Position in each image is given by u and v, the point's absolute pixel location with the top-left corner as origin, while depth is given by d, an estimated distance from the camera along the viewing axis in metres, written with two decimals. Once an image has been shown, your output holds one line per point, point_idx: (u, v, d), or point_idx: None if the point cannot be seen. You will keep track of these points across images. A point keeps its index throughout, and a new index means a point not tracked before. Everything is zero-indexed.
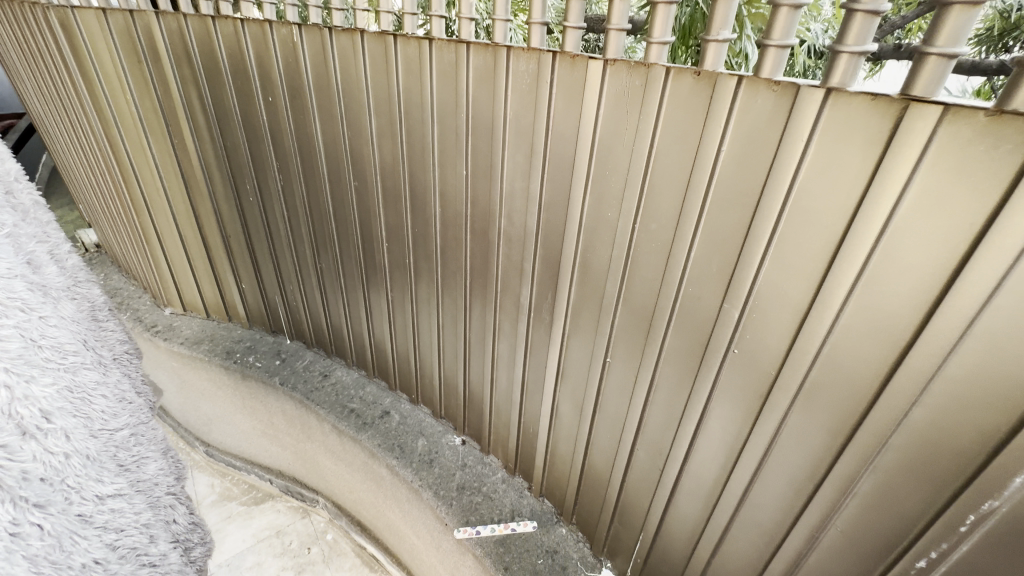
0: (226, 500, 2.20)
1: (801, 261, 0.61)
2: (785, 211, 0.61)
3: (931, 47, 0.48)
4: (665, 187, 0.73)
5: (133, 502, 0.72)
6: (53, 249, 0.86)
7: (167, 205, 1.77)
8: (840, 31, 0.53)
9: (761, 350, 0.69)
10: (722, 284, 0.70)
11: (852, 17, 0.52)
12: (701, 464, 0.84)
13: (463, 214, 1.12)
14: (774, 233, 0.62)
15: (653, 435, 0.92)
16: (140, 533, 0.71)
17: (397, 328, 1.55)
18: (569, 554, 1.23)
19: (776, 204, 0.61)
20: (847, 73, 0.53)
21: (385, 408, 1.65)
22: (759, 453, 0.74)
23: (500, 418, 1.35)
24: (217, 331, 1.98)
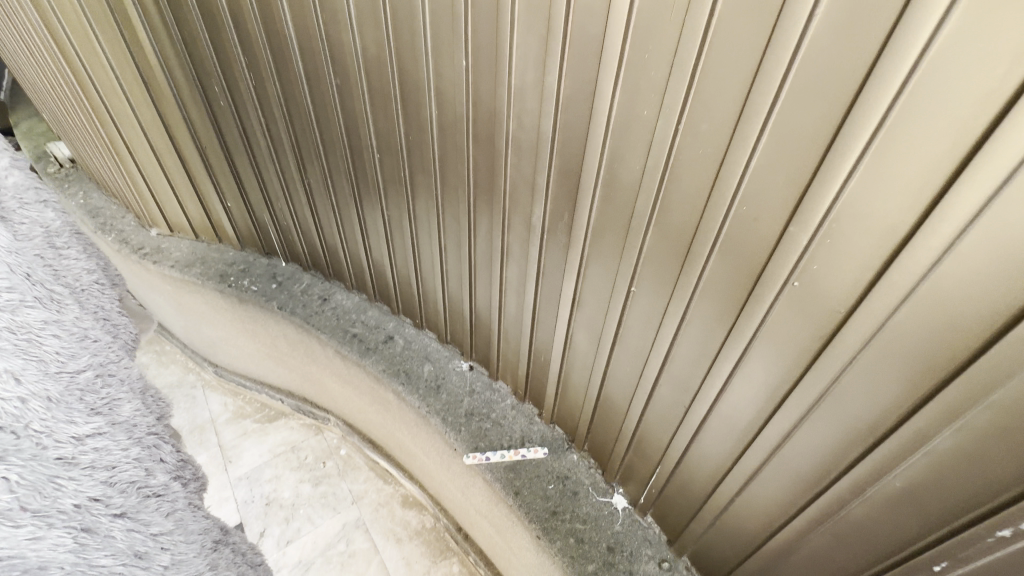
0: (240, 418, 2.23)
1: (913, 167, 0.46)
2: (898, 103, 0.45)
3: None
4: (726, 72, 0.56)
5: (119, 438, 0.64)
6: None
7: (131, 112, 1.58)
8: None
9: (834, 281, 0.56)
10: (794, 197, 0.56)
11: None
12: (736, 403, 0.75)
13: (463, 117, 0.95)
14: (877, 133, 0.47)
15: (682, 371, 0.82)
16: (137, 467, 0.64)
17: (396, 249, 1.43)
18: (580, 481, 1.20)
19: (888, 94, 0.45)
20: None
21: (389, 333, 1.58)
22: (812, 395, 0.64)
23: (509, 345, 1.27)
24: (207, 253, 1.86)
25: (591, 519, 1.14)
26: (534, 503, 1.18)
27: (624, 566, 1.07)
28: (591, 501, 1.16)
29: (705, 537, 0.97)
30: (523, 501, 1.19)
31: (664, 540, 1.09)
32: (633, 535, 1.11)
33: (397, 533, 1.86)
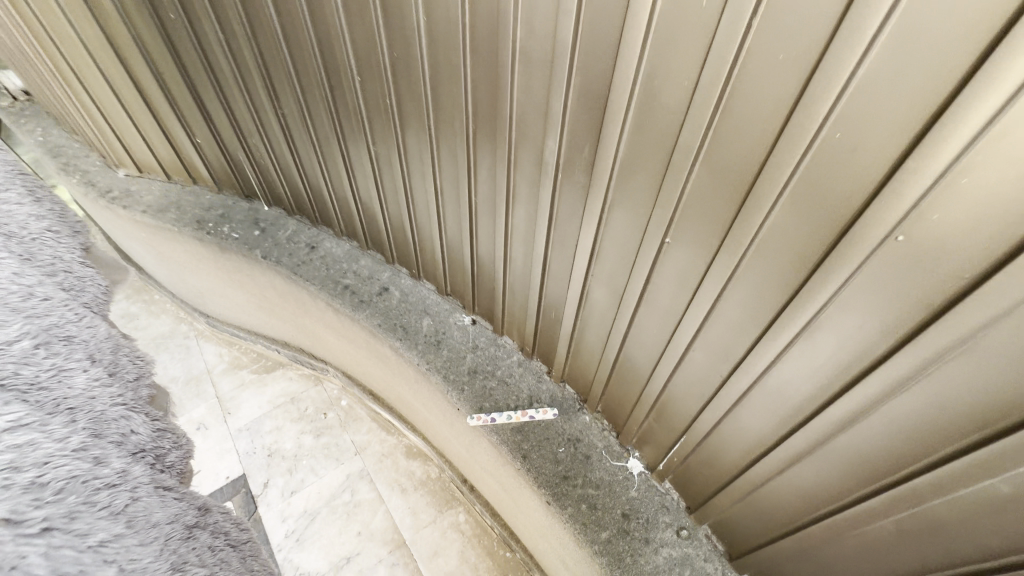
0: (237, 369, 2.16)
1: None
2: None
3: None
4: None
5: (50, 429, 0.58)
6: None
7: (72, 31, 1.36)
8: None
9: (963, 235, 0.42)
10: (921, 119, 0.41)
11: None
12: (792, 375, 0.63)
13: (458, 24, 0.76)
14: None
15: (724, 336, 0.70)
16: (78, 459, 0.58)
17: (387, 191, 1.26)
18: (593, 444, 1.12)
19: None
20: None
21: (384, 284, 1.46)
22: (903, 371, 0.52)
23: (515, 299, 1.14)
24: (182, 197, 1.70)
25: (605, 485, 1.06)
26: (544, 468, 1.10)
27: (639, 534, 1.00)
28: (604, 466, 1.09)
29: (731, 510, 0.89)
30: (532, 465, 1.11)
31: (682, 507, 1.02)
32: (649, 501, 1.04)
33: (402, 482, 1.84)
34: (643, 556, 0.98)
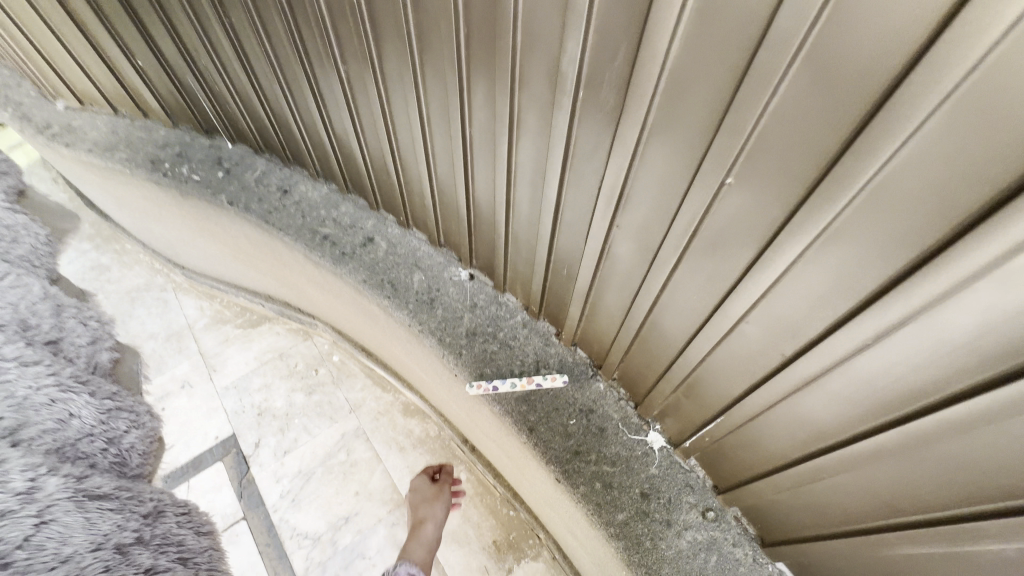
0: (220, 324, 2.02)
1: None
2: None
3: None
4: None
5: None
6: None
7: None
8: None
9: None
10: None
11: None
12: (906, 357, 0.48)
13: None
14: None
15: (806, 304, 0.54)
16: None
17: (363, 122, 1.05)
18: (608, 416, 1.00)
19: None
20: None
21: (368, 234, 1.28)
22: None
23: (520, 252, 0.98)
24: (132, 133, 1.47)
25: (621, 461, 0.95)
26: (552, 442, 0.98)
27: (660, 517, 0.89)
28: (620, 440, 0.97)
29: (771, 499, 0.77)
30: (540, 439, 0.99)
31: (709, 486, 0.91)
32: (671, 480, 0.92)
33: (400, 441, 1.75)
34: (665, 540, 0.88)
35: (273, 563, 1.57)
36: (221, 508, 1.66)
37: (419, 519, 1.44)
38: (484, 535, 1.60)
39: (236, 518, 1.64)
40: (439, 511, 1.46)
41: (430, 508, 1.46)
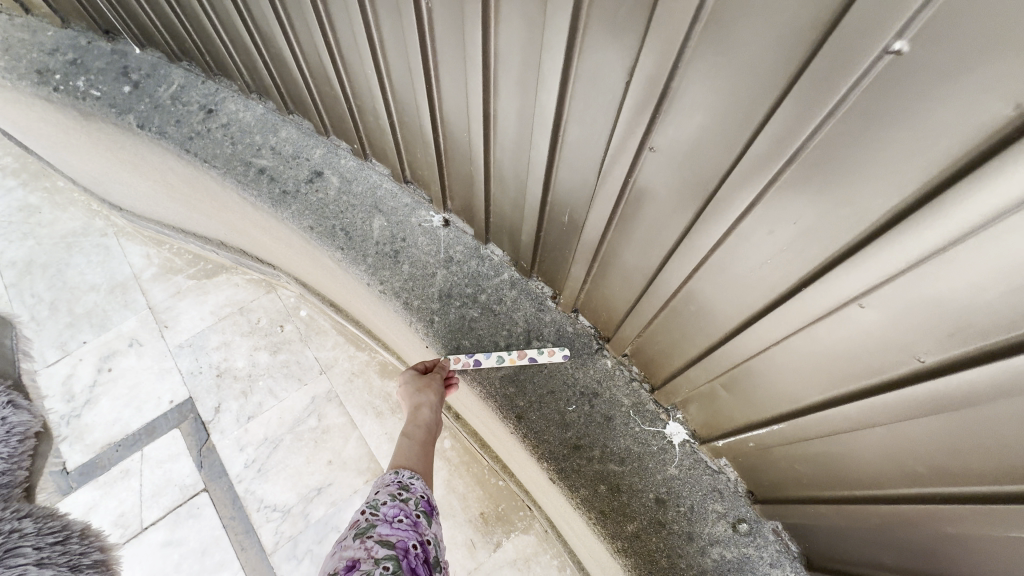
0: (170, 273, 1.78)
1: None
2: None
3: None
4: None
5: None
6: None
7: None
8: None
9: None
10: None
11: None
12: None
13: None
14: None
15: (1003, 283, 0.31)
16: None
17: (288, 7, 0.75)
18: (616, 402, 0.79)
19: None
20: None
21: (316, 167, 1.01)
22: None
23: (506, 190, 0.72)
24: (12, 35, 1.15)
25: (631, 459, 0.75)
26: (546, 433, 0.78)
27: (680, 529, 0.71)
28: (631, 432, 0.77)
29: (834, 528, 0.58)
30: (531, 429, 0.79)
31: (742, 492, 0.73)
32: (695, 483, 0.73)
33: (377, 406, 1.57)
34: (686, 559, 0.70)
35: (239, 537, 1.44)
36: (180, 478, 1.51)
37: (408, 410, 0.79)
38: (470, 506, 1.46)
39: (197, 489, 1.50)
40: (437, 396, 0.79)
41: (422, 396, 0.79)
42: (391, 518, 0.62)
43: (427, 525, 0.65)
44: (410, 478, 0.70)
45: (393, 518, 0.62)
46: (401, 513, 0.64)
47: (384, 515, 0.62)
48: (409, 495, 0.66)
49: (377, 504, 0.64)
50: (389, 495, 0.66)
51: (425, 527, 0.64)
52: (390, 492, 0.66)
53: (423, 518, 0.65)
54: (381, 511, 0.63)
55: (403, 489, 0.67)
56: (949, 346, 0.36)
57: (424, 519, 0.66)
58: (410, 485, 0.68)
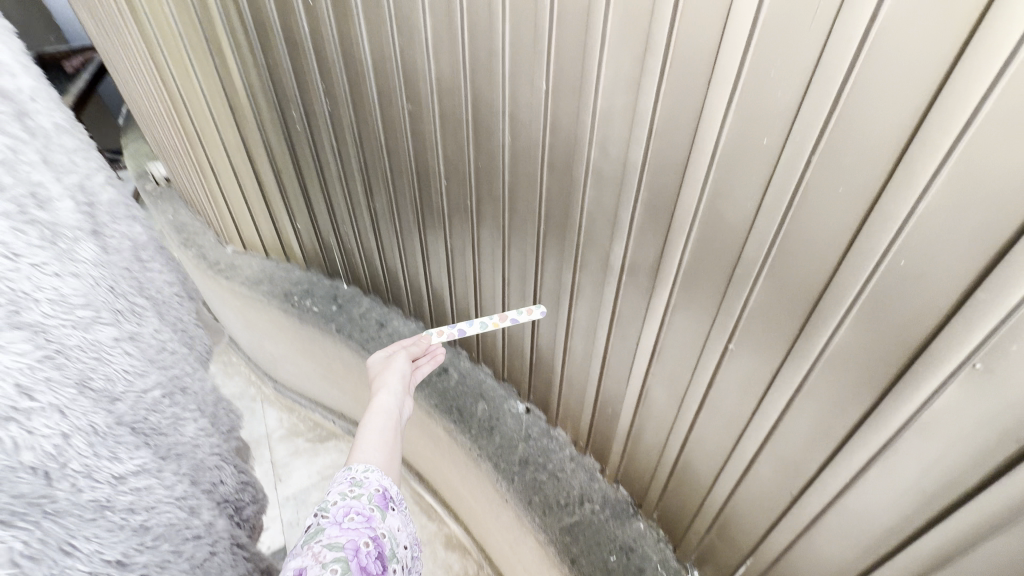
0: (293, 436, 2.24)
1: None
2: None
3: None
4: (896, 71, 0.43)
5: (163, 478, 0.68)
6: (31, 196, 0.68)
7: (217, 136, 1.65)
8: None
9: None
10: (1010, 228, 0.41)
11: None
12: (876, 506, 0.60)
13: (539, 145, 0.84)
14: None
15: (798, 455, 0.67)
16: (174, 508, 0.69)
17: (457, 280, 1.34)
18: (648, 556, 1.06)
19: None
20: None
21: (443, 365, 1.51)
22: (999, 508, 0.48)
23: (573, 390, 1.15)
24: (275, 272, 1.91)
25: None
26: None
27: None
28: None
29: None
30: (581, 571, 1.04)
31: None
32: None
33: None
34: None
35: None
36: None
37: (375, 387, 1.00)
38: None
39: None
40: (399, 376, 1.01)
41: (385, 376, 1.01)
42: (342, 519, 0.68)
43: (381, 518, 0.71)
44: (364, 474, 0.76)
45: (344, 518, 0.68)
46: (352, 511, 0.70)
47: (334, 518, 0.68)
48: (361, 493, 0.73)
49: (329, 506, 0.69)
50: (340, 496, 0.72)
51: (378, 522, 0.70)
52: (342, 493, 0.72)
53: (377, 513, 0.71)
54: (330, 516, 0.68)
55: (356, 489, 0.74)
56: (797, 492, 0.70)
57: (378, 513, 0.72)
58: (363, 482, 0.75)
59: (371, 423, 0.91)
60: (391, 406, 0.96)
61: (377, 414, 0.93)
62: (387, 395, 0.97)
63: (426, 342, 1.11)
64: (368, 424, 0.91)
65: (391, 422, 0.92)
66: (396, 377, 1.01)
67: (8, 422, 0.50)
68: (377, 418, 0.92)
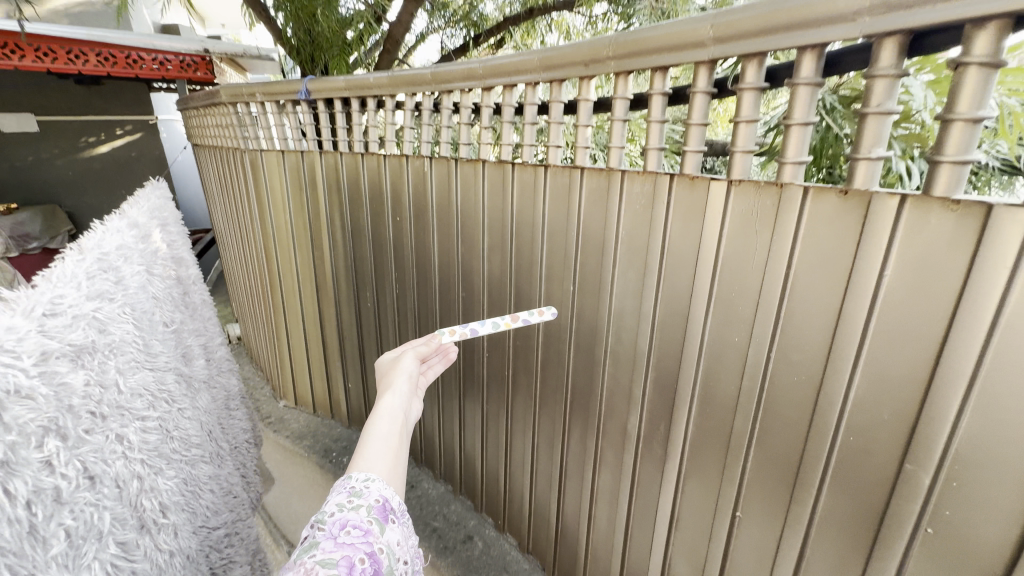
0: None
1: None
2: (979, 372, 0.50)
3: (941, 156, 0.49)
4: (810, 297, 0.63)
5: None
6: (156, 365, 0.85)
7: (299, 306, 1.99)
8: (936, 140, 0.49)
9: (999, 510, 0.52)
10: (910, 412, 0.56)
11: (938, 168, 0.49)
12: None
13: (567, 330, 1.04)
14: (966, 394, 0.52)
15: None
16: None
17: (488, 445, 1.44)
18: None
19: (968, 363, 0.51)
20: (951, 181, 0.49)
21: (469, 532, 1.53)
22: None
23: (598, 564, 1.15)
24: (320, 428, 2.07)
25: None
26: None
27: None
28: None
29: None
30: None
31: None
32: None
33: None
34: None
35: None
36: None
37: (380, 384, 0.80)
38: None
39: None
40: (407, 374, 0.81)
41: (391, 375, 0.81)
42: (337, 533, 0.55)
43: (380, 533, 0.58)
44: (364, 482, 0.62)
45: (340, 531, 0.56)
46: (349, 523, 0.57)
47: (328, 531, 0.56)
48: (359, 502, 0.59)
49: (323, 518, 0.57)
50: (336, 506, 0.59)
51: (376, 537, 0.57)
52: (339, 504, 0.59)
53: (376, 526, 0.58)
54: (324, 528, 0.56)
55: (354, 497, 0.60)
56: None
57: (377, 527, 0.58)
58: (362, 491, 0.61)
59: (375, 427, 0.72)
60: (399, 408, 0.76)
61: (382, 416, 0.73)
62: (393, 397, 0.77)
63: (436, 340, 0.87)
64: (371, 427, 0.72)
65: (398, 428, 0.73)
66: (402, 380, 0.79)
67: (148, 532, 0.64)
68: (382, 422, 0.73)
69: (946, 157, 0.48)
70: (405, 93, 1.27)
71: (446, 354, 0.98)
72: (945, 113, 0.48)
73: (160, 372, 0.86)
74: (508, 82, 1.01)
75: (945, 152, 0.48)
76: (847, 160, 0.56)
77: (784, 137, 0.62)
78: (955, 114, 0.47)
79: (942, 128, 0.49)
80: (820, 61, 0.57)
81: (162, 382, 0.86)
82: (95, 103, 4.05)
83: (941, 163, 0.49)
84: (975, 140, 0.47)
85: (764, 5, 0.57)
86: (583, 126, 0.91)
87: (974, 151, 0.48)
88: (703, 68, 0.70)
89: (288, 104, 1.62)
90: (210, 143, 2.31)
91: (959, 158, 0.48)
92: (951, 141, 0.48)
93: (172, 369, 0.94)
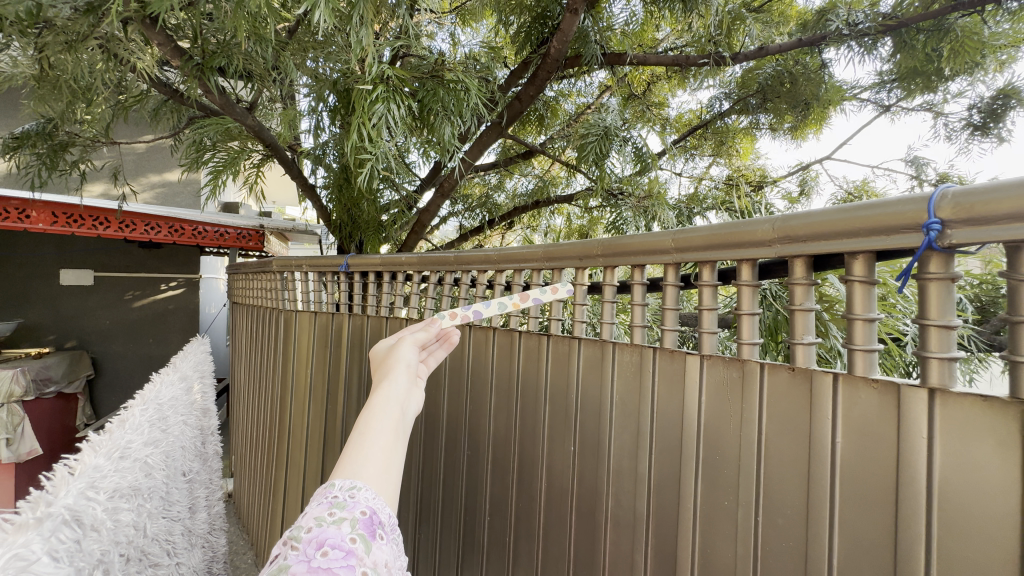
0: None
1: (990, 539, 0.52)
2: (934, 532, 0.56)
3: (854, 345, 0.63)
4: (781, 459, 0.70)
5: None
6: (170, 515, 0.89)
7: (302, 461, 1.97)
8: (846, 333, 0.63)
9: None
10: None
11: (854, 354, 0.63)
12: None
13: (569, 490, 1.07)
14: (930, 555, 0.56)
15: None
16: None
17: None
18: None
19: (923, 523, 0.57)
20: (866, 365, 0.62)
21: None
22: None
23: None
24: None
25: None
26: None
27: None
28: None
29: None
30: None
31: None
32: None
33: None
34: None
35: None
36: None
37: (379, 369, 0.75)
38: None
39: None
40: (405, 369, 0.74)
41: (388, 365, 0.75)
42: (312, 555, 0.50)
43: (365, 552, 0.52)
44: (349, 491, 0.56)
45: (316, 553, 0.50)
46: (326, 541, 0.51)
47: (303, 552, 0.50)
48: (341, 516, 0.53)
49: (298, 535, 0.52)
50: (313, 520, 0.53)
51: (360, 557, 0.51)
52: (318, 518, 0.53)
53: (359, 546, 0.52)
54: (299, 548, 0.51)
55: (336, 511, 0.54)
56: None
57: (361, 546, 0.52)
58: (347, 502, 0.55)
59: (371, 421, 0.65)
60: (397, 403, 0.69)
61: (376, 413, 0.66)
62: (391, 387, 0.70)
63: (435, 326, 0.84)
64: (364, 425, 0.65)
65: (395, 424, 0.66)
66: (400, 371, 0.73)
67: None
68: (378, 420, 0.65)
69: (857, 345, 0.63)
70: (428, 270, 1.50)
71: (447, 339, 0.92)
72: (848, 313, 0.63)
73: (172, 523, 0.89)
74: (517, 266, 1.22)
75: (856, 342, 0.63)
76: (788, 344, 0.70)
77: (738, 324, 0.77)
78: (855, 314, 0.62)
79: (849, 324, 0.63)
80: (755, 269, 0.74)
81: (171, 533, 0.89)
82: (149, 262, 4.54)
83: (856, 349, 0.63)
84: (875, 334, 0.61)
85: (710, 229, 0.76)
86: (580, 304, 1.08)
87: (876, 341, 0.62)
88: (670, 267, 0.88)
89: (329, 274, 1.88)
90: (251, 301, 2.57)
91: (866, 346, 0.62)
92: (858, 334, 0.62)
93: (180, 520, 0.96)
